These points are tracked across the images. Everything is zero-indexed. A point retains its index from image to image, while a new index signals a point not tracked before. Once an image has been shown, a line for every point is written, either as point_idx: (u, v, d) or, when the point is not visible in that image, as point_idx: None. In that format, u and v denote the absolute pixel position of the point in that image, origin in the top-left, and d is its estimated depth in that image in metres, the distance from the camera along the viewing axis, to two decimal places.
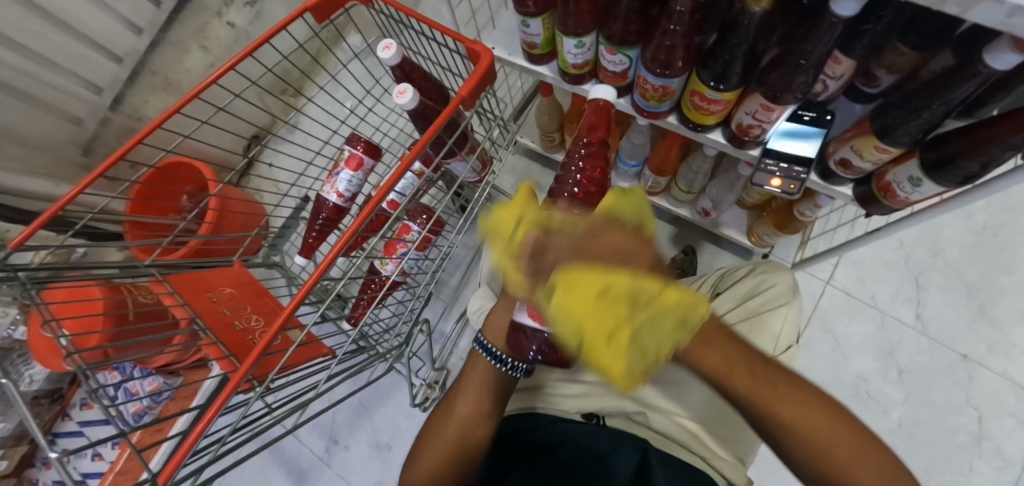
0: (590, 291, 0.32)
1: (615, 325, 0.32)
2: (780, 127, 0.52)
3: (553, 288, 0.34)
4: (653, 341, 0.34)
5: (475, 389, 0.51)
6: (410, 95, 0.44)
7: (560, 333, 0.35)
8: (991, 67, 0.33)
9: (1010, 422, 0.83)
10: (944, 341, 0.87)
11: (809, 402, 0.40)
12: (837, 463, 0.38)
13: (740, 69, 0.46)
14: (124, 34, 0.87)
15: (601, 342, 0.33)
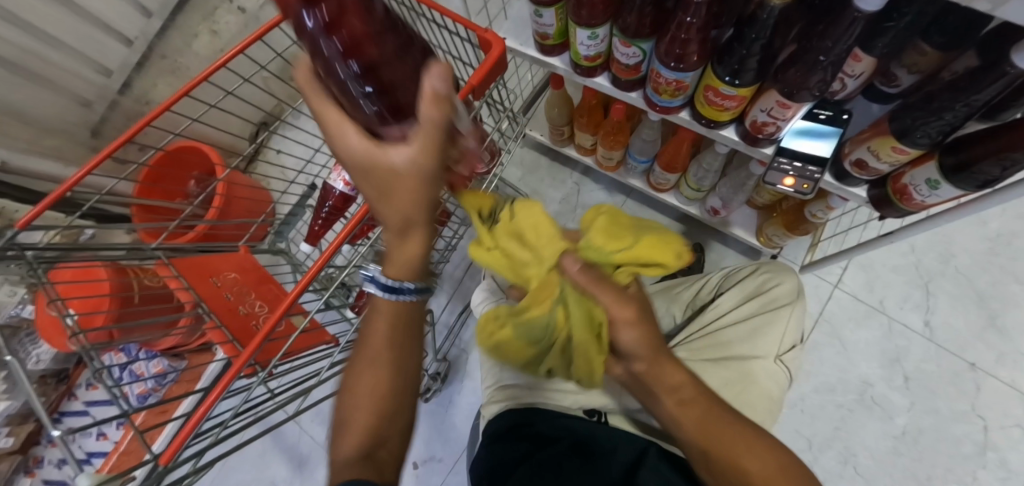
0: (652, 210, 0.50)
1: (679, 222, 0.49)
2: (795, 126, 0.51)
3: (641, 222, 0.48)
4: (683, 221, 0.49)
5: (387, 348, 0.32)
6: None
7: (672, 239, 0.47)
8: (1018, 67, 0.32)
9: (1016, 433, 0.83)
10: (952, 349, 0.86)
11: (715, 413, 0.40)
12: (738, 459, 0.38)
13: (755, 64, 0.45)
14: (133, 16, 0.87)
15: (688, 231, 0.49)
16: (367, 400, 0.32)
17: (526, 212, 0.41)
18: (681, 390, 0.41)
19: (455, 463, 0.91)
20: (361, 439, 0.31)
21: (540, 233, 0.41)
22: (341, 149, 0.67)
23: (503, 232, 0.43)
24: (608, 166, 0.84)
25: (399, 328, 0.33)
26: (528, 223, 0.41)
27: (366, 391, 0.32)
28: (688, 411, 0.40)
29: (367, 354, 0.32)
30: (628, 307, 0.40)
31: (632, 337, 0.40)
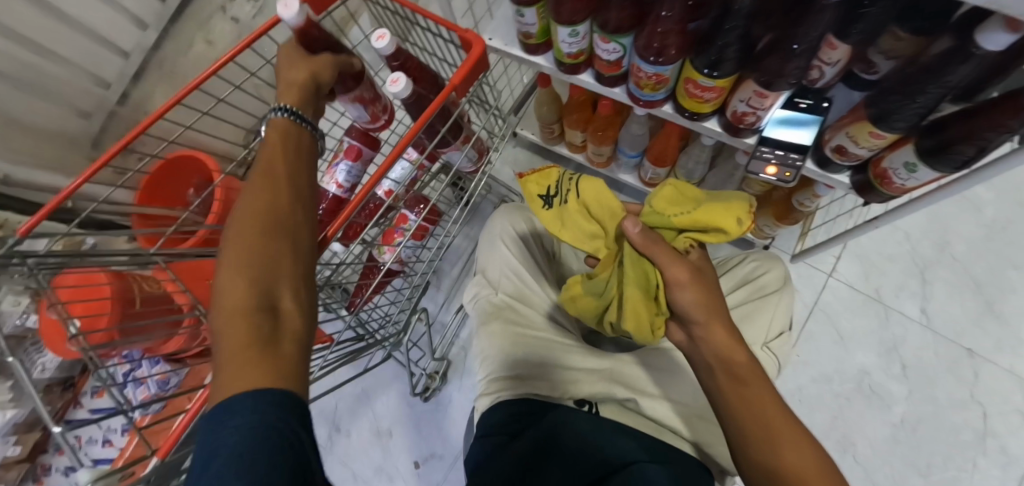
0: (689, 196, 0.48)
1: (716, 211, 0.45)
2: (775, 115, 0.52)
3: (669, 214, 0.47)
4: (725, 211, 0.44)
5: (257, 222, 0.32)
6: (402, 84, 0.44)
7: (701, 224, 0.45)
8: (983, 49, 0.34)
9: (1016, 418, 0.82)
10: (949, 337, 0.86)
11: (763, 395, 0.40)
12: (769, 441, 0.38)
13: (734, 54, 0.45)
14: (127, 27, 0.90)
15: (726, 213, 0.44)
16: (235, 272, 0.30)
17: (590, 190, 0.49)
18: (738, 364, 0.42)
19: (455, 460, 0.91)
20: (237, 314, 0.28)
21: (599, 209, 0.49)
22: (333, 152, 0.68)
23: (574, 209, 0.51)
24: (599, 162, 0.84)
25: (276, 203, 0.33)
26: (591, 201, 0.49)
27: (239, 268, 0.30)
28: (741, 390, 0.41)
29: (238, 225, 0.32)
30: (682, 268, 0.44)
31: (690, 298, 0.44)
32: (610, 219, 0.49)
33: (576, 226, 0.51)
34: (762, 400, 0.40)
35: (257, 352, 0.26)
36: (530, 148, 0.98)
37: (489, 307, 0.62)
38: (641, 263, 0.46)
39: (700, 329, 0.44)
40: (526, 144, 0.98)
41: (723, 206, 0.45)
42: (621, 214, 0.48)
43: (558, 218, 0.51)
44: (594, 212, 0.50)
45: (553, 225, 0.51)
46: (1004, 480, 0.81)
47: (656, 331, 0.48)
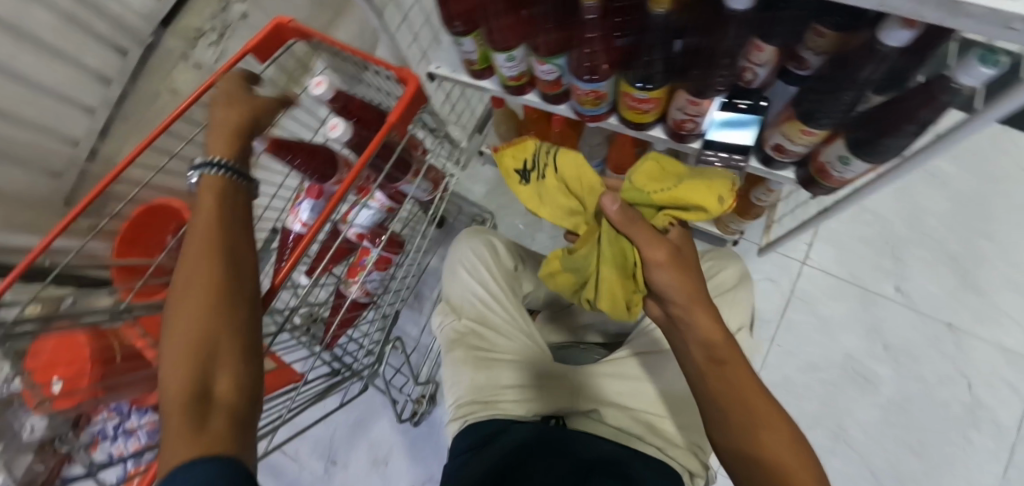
0: (667, 172, 0.48)
1: (696, 190, 0.45)
2: (716, 117, 0.51)
3: (647, 191, 0.47)
4: (701, 191, 0.45)
5: (203, 290, 0.29)
6: (341, 128, 0.45)
7: (682, 201, 0.45)
8: (887, 46, 0.35)
9: (1003, 389, 0.83)
10: (928, 313, 0.87)
11: (740, 370, 0.39)
12: (746, 421, 0.37)
13: (662, 66, 0.46)
14: (90, 84, 0.91)
15: (704, 192, 0.45)
16: (181, 344, 0.27)
17: (569, 168, 0.50)
18: (716, 345, 0.40)
19: None
20: (178, 393, 0.26)
21: (577, 187, 0.51)
22: (295, 193, 0.69)
23: (553, 187, 0.52)
24: None
25: (218, 263, 0.30)
26: (570, 178, 0.50)
27: (183, 340, 0.27)
28: (719, 370, 0.39)
29: (184, 292, 0.29)
30: (661, 249, 0.42)
31: (664, 279, 0.42)
32: (587, 198, 0.50)
33: (556, 202, 0.52)
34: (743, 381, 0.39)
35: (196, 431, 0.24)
36: (498, 166, 0.99)
37: (455, 333, 0.62)
38: (622, 241, 0.45)
39: (679, 310, 0.42)
40: (494, 162, 0.98)
41: (701, 186, 0.45)
42: (599, 191, 0.49)
43: (538, 195, 0.53)
44: (571, 190, 0.51)
45: (532, 203, 0.53)
46: (998, 452, 0.80)
47: (631, 308, 0.49)
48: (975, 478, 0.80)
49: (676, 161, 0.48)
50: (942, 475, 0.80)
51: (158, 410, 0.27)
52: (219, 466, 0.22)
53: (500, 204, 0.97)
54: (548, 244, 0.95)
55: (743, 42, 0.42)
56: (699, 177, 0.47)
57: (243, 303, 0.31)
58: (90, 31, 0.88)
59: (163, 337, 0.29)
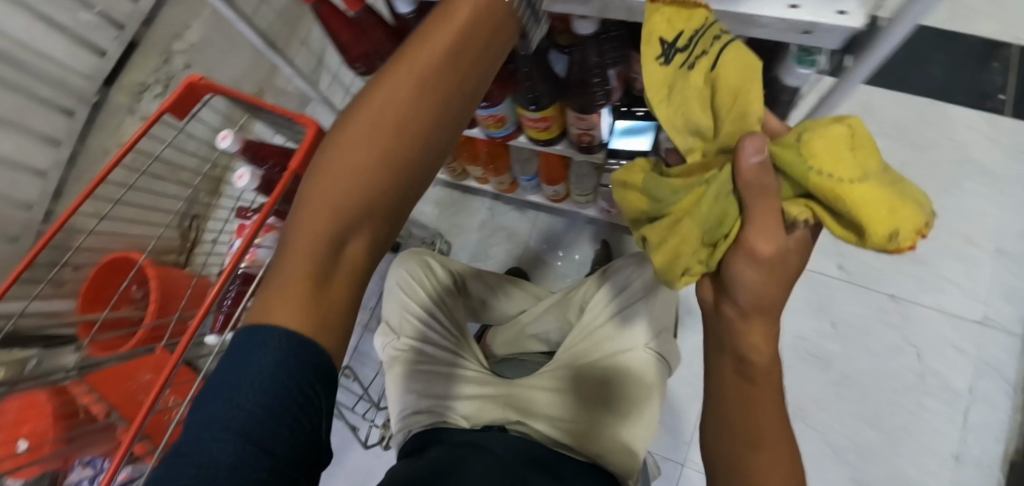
0: (847, 155, 0.24)
1: (884, 199, 0.22)
2: (615, 127, 0.55)
3: (807, 155, 0.24)
4: (875, 206, 0.22)
5: (398, 132, 0.22)
6: (247, 178, 0.49)
7: (847, 205, 0.23)
8: None
9: (950, 353, 0.85)
10: (872, 287, 0.89)
11: (767, 398, 0.32)
12: (752, 443, 0.32)
13: (545, 88, 0.50)
14: (40, 147, 0.91)
15: (885, 208, 0.22)
16: (332, 181, 0.21)
17: (731, 74, 0.27)
18: (756, 365, 0.32)
19: None
20: (309, 252, 0.20)
21: (743, 97, 0.27)
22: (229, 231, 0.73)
23: (696, 93, 0.29)
24: (506, 190, 0.88)
25: (439, 100, 0.23)
26: (727, 84, 0.27)
27: (325, 187, 0.21)
28: (746, 388, 0.33)
29: (364, 121, 0.22)
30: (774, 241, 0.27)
31: (747, 279, 0.29)
32: (736, 125, 0.27)
33: (692, 109, 0.29)
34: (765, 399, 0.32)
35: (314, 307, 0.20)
36: (446, 186, 1.02)
37: (395, 352, 0.65)
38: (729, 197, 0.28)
39: (733, 314, 0.32)
40: (442, 183, 1.01)
41: (884, 196, 0.22)
42: (756, 125, 0.26)
43: (670, 89, 0.30)
44: (722, 101, 0.28)
45: (656, 91, 0.30)
46: (953, 415, 0.82)
47: (686, 275, 0.32)
48: (932, 442, 0.82)
49: (875, 146, 0.25)
50: (901, 443, 0.82)
51: (273, 254, 0.21)
52: (291, 355, 0.19)
53: (451, 223, 1.00)
54: (501, 257, 0.98)
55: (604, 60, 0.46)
56: (897, 187, 0.23)
57: (429, 168, 0.23)
58: (33, 96, 0.88)
59: (318, 153, 0.22)
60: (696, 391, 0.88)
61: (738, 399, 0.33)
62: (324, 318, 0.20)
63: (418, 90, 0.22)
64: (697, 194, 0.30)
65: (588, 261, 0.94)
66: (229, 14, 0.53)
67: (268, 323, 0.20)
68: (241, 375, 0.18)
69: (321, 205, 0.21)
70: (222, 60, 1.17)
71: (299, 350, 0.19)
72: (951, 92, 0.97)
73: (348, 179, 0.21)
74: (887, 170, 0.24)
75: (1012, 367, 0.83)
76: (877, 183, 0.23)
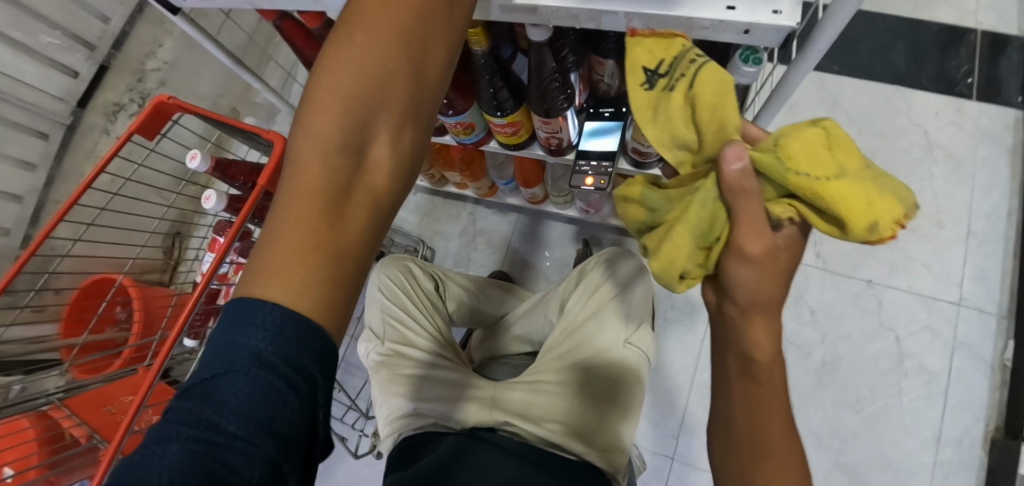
0: (825, 148, 0.27)
1: (859, 196, 0.25)
2: (585, 129, 0.56)
3: (777, 162, 0.26)
4: (852, 201, 0.25)
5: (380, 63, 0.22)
6: (215, 198, 0.50)
7: (830, 201, 0.25)
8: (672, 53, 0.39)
9: (926, 335, 0.87)
10: (847, 273, 0.90)
11: (774, 403, 0.34)
12: (757, 443, 0.34)
13: (508, 93, 0.50)
14: (16, 172, 0.90)
15: (862, 203, 0.25)
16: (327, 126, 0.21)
17: (709, 91, 0.28)
18: (760, 363, 0.33)
19: None
20: (316, 198, 0.20)
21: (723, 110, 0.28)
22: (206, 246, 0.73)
23: (681, 114, 0.29)
24: (485, 194, 0.89)
25: (415, 41, 0.23)
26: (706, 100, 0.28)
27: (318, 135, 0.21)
28: (750, 390, 0.34)
29: (338, 67, 0.22)
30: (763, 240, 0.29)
31: (745, 277, 0.30)
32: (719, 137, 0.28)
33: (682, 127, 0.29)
34: (769, 400, 0.34)
35: (318, 248, 0.20)
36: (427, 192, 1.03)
37: (380, 357, 0.66)
38: (720, 204, 0.29)
39: (735, 314, 0.33)
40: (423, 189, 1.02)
41: (864, 191, 0.25)
42: (735, 133, 0.28)
43: (655, 110, 0.30)
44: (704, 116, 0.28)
45: (642, 111, 0.30)
46: (931, 396, 0.84)
47: (683, 278, 0.33)
48: (912, 424, 0.83)
49: (851, 146, 0.27)
50: (882, 426, 0.84)
51: (278, 207, 0.21)
52: (283, 324, 0.19)
53: (433, 228, 1.00)
54: (484, 261, 0.98)
55: (566, 64, 0.46)
56: (877, 181, 0.26)
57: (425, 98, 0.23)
58: (6, 121, 0.87)
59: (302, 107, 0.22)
60: (680, 385, 0.89)
61: (742, 398, 0.35)
62: (318, 266, 0.20)
63: (394, 28, 0.22)
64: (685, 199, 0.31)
65: (569, 261, 0.95)
66: (196, 33, 0.54)
67: (261, 287, 0.20)
68: (235, 349, 0.18)
69: (309, 162, 0.21)
70: (197, 76, 1.16)
71: (294, 319, 0.19)
72: (915, 79, 0.99)
73: (332, 117, 0.21)
74: (866, 168, 0.27)
75: (985, 346, 0.85)
76: (855, 179, 0.26)
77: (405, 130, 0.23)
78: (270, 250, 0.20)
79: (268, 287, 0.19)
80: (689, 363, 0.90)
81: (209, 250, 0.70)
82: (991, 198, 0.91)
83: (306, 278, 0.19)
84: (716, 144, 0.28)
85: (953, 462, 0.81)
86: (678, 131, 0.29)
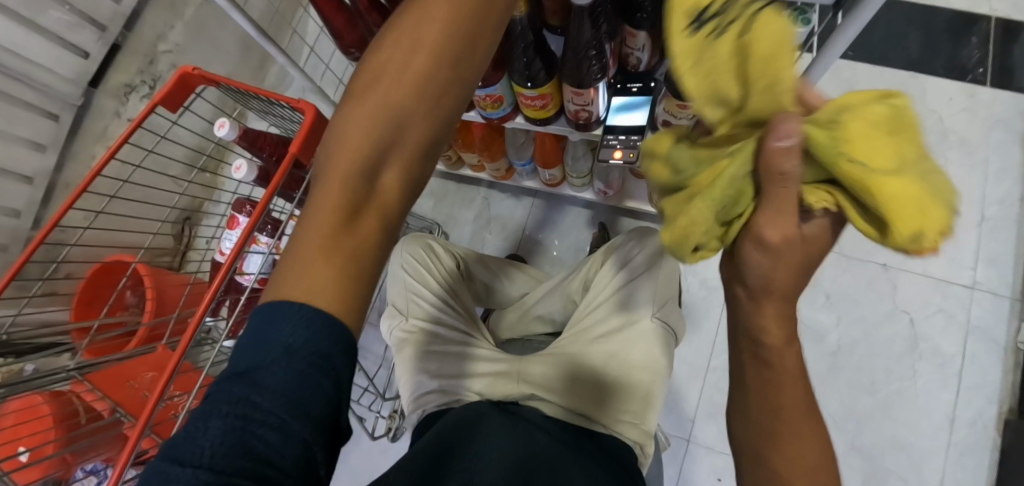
0: (879, 135, 0.22)
1: (914, 202, 0.21)
2: (613, 103, 0.56)
3: (831, 149, 0.22)
4: (904, 208, 0.21)
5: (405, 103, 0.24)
6: (246, 170, 0.47)
7: (885, 205, 0.21)
8: None
9: (940, 318, 0.87)
10: (861, 257, 0.91)
11: (793, 378, 0.31)
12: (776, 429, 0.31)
13: (541, 65, 0.50)
14: (28, 154, 0.89)
15: (916, 212, 0.21)
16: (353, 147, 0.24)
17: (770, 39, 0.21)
18: (770, 345, 0.31)
19: None
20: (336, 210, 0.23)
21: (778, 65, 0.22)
22: (225, 224, 0.73)
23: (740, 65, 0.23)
24: (502, 176, 0.88)
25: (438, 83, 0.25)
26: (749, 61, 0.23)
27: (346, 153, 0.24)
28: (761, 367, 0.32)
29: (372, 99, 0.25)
30: (784, 228, 0.26)
31: (755, 263, 0.29)
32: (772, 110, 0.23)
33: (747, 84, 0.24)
34: (785, 387, 0.31)
35: (339, 257, 0.22)
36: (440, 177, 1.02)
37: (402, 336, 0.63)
38: (749, 171, 0.26)
39: (746, 297, 0.32)
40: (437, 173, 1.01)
41: (916, 194, 0.21)
42: (789, 100, 0.22)
43: (699, 58, 0.24)
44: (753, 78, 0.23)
45: (686, 59, 0.24)
46: (944, 378, 0.85)
47: (697, 251, 0.30)
48: (926, 406, 0.84)
49: (914, 132, 0.23)
50: (897, 408, 0.84)
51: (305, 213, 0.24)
52: (314, 332, 0.20)
53: (448, 212, 1.00)
54: (499, 246, 0.98)
55: (603, 32, 0.46)
56: (927, 181, 0.22)
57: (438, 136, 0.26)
58: (17, 101, 0.86)
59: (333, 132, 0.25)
60: (697, 368, 0.90)
61: (756, 380, 0.32)
62: (335, 274, 0.22)
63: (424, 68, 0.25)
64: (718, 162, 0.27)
65: (585, 245, 0.95)
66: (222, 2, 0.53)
67: (284, 287, 0.22)
68: (271, 342, 0.20)
69: (335, 177, 0.24)
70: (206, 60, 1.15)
71: (321, 329, 0.20)
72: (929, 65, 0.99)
73: (358, 144, 0.24)
74: (924, 159, 0.23)
75: (999, 329, 0.86)
76: (913, 178, 0.22)
77: (418, 163, 0.26)
78: (293, 250, 0.22)
79: (287, 287, 0.21)
80: (705, 347, 0.90)
81: (228, 228, 0.70)
82: (1004, 183, 0.92)
83: (326, 286, 0.21)
84: (767, 113, 0.23)
85: (966, 443, 0.82)
86: (724, 82, 0.24)
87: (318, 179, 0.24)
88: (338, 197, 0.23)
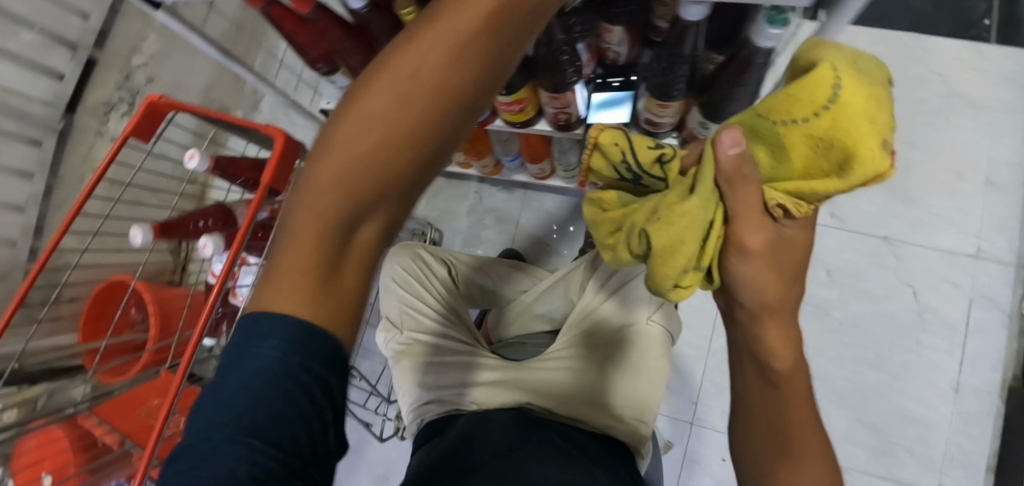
0: (681, 238, 0.29)
1: (667, 265, 0.30)
2: (592, 101, 0.54)
3: (642, 225, 0.31)
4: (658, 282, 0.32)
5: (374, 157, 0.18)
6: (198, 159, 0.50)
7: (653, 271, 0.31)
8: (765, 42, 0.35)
9: (945, 288, 0.86)
10: (865, 231, 0.89)
11: (799, 394, 0.31)
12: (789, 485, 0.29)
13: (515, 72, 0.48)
14: (16, 183, 0.88)
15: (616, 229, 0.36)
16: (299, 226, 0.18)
17: (692, 212, 0.28)
18: (779, 370, 0.30)
19: None
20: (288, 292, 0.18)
21: (688, 251, 0.29)
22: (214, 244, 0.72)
23: (799, 161, 0.27)
24: (489, 172, 0.87)
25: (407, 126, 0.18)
26: (666, 231, 0.28)
27: (301, 218, 0.18)
28: (768, 389, 0.31)
29: (308, 192, 0.18)
30: (764, 227, 0.29)
31: (749, 275, 0.30)
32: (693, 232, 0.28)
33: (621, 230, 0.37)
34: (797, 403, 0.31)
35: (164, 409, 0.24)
36: None
37: (399, 347, 0.63)
38: (690, 224, 0.28)
39: (746, 319, 0.31)
40: None
41: (685, 252, 0.29)
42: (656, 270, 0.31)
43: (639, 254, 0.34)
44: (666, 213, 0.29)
45: (664, 247, 0.29)
46: (949, 348, 0.85)
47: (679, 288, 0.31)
48: (932, 377, 0.85)
49: (674, 239, 0.28)
50: (902, 381, 0.85)
51: (274, 253, 0.19)
52: (297, 338, 0.18)
53: (441, 210, 0.99)
54: (494, 239, 0.98)
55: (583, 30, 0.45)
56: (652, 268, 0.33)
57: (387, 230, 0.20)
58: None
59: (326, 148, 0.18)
60: (699, 351, 0.90)
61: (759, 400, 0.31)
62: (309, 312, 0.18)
63: (370, 139, 0.18)
64: (666, 207, 0.30)
65: (579, 234, 0.96)
66: (180, 27, 0.51)
67: (269, 300, 0.19)
68: (245, 364, 0.18)
69: (298, 233, 0.18)
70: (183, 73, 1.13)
71: (308, 338, 0.18)
72: (933, 24, 0.94)
73: (297, 268, 0.18)
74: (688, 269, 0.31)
75: (1005, 295, 0.85)
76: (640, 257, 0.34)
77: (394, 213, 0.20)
78: (278, 249, 0.19)
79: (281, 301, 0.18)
80: (708, 330, 0.90)
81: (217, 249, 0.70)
82: (1011, 145, 0.89)
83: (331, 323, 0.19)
84: (692, 277, 0.31)
85: (972, 411, 0.83)
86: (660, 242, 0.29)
87: (306, 177, 0.19)
88: (333, 182, 0.18)
